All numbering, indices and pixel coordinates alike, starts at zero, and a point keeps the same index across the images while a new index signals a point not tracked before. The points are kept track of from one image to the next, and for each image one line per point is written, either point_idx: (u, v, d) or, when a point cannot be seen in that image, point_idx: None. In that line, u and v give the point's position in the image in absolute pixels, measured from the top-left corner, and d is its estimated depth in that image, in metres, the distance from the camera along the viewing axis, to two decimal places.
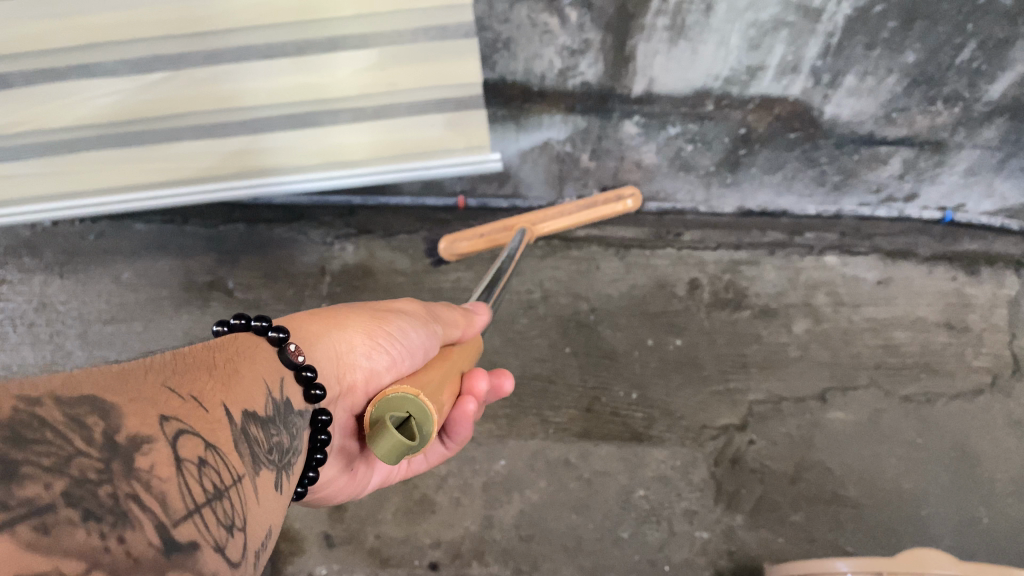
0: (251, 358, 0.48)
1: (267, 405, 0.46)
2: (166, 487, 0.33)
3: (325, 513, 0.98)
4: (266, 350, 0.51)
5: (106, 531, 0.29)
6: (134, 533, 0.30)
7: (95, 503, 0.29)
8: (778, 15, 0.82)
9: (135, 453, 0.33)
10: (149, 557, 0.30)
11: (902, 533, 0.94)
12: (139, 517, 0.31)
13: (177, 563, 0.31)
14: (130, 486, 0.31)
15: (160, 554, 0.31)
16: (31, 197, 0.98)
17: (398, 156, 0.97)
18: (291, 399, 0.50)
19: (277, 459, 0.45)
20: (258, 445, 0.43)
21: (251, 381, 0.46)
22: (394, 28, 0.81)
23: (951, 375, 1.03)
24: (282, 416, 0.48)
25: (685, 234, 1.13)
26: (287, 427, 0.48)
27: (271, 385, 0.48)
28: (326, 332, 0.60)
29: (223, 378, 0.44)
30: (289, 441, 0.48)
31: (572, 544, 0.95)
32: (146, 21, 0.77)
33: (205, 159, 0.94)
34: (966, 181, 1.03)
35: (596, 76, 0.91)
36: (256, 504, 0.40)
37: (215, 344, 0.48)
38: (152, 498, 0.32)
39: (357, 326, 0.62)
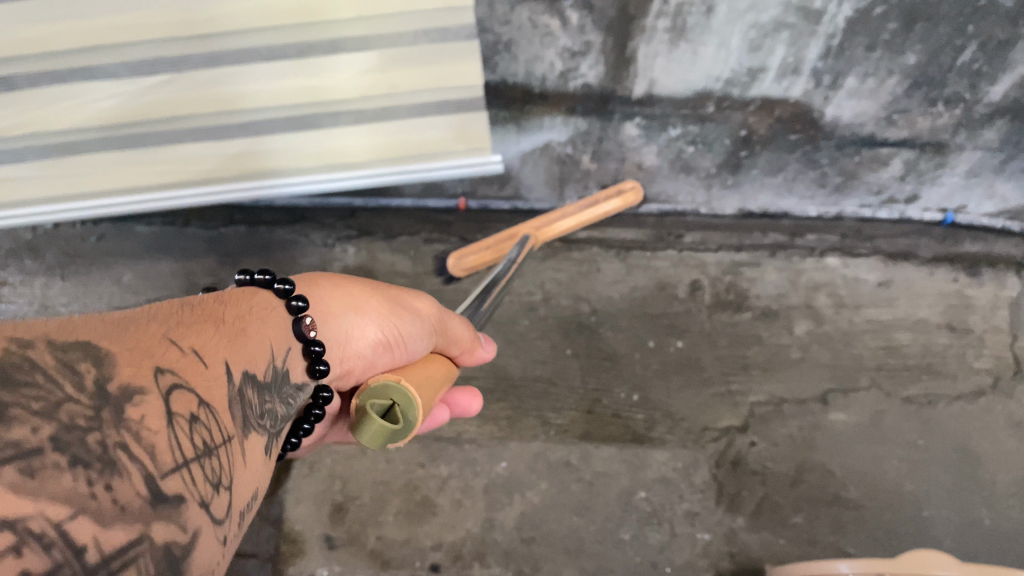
0: (262, 320, 0.48)
1: (265, 370, 0.46)
2: (156, 437, 0.33)
3: (326, 515, 0.98)
4: (280, 317, 0.51)
5: (95, 478, 0.30)
6: (122, 482, 0.31)
7: (83, 448, 0.30)
8: (779, 17, 0.82)
9: (126, 402, 0.33)
10: (135, 507, 0.31)
11: (904, 536, 0.94)
12: (127, 465, 0.32)
13: (162, 514, 0.32)
14: (120, 435, 0.32)
15: (147, 504, 0.32)
16: (33, 201, 0.98)
17: (401, 159, 0.97)
18: (289, 370, 0.50)
19: (269, 426, 0.46)
20: (250, 408, 0.43)
21: (254, 345, 0.46)
22: (393, 30, 0.81)
23: (952, 377, 1.03)
24: (279, 385, 0.48)
25: (686, 236, 1.13)
26: (281, 394, 0.49)
27: (275, 351, 0.48)
28: (340, 313, 0.59)
29: (226, 336, 0.44)
30: (281, 408, 0.49)
31: (573, 546, 0.95)
32: (147, 23, 0.77)
33: (205, 162, 0.94)
34: (967, 182, 1.03)
35: (597, 78, 0.91)
36: (243, 465, 0.41)
37: (217, 296, 0.48)
38: (141, 448, 0.32)
39: (373, 314, 0.61)
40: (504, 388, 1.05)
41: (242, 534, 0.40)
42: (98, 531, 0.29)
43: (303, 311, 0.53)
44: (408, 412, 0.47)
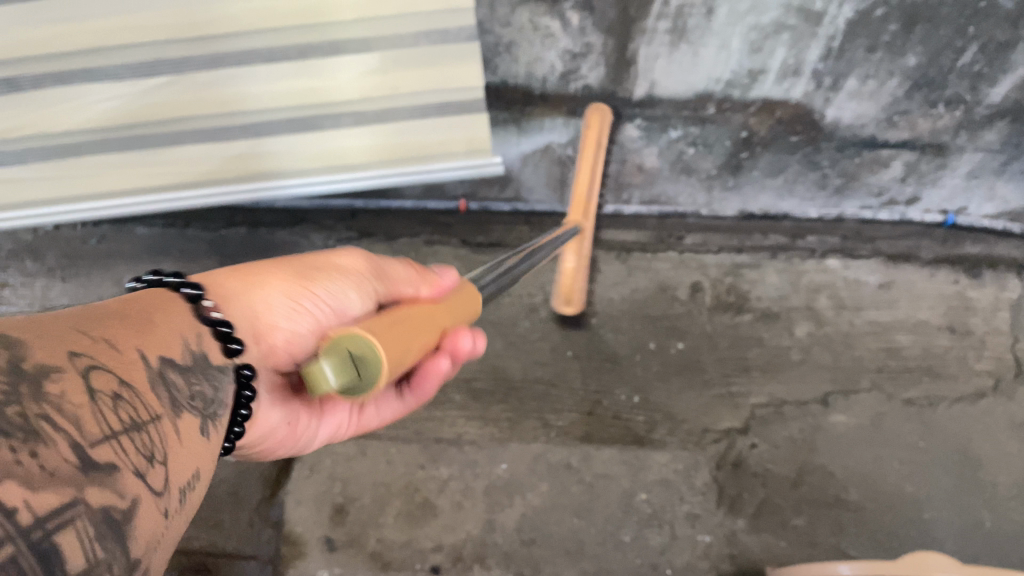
0: (164, 310, 0.45)
1: (184, 354, 0.44)
2: (81, 411, 0.33)
3: (326, 517, 0.98)
4: (182, 305, 0.47)
5: (20, 445, 0.29)
6: (49, 449, 0.30)
7: (5, 419, 0.29)
8: (780, 18, 0.82)
9: (43, 379, 0.32)
10: (65, 471, 0.30)
11: (905, 537, 0.94)
12: (53, 435, 0.31)
13: (95, 479, 0.32)
14: (41, 408, 0.31)
15: (78, 470, 0.31)
16: (36, 201, 0.99)
17: (406, 158, 0.97)
18: (207, 352, 0.47)
19: (200, 407, 0.44)
20: (175, 390, 0.42)
21: (164, 331, 0.44)
22: (394, 32, 0.81)
23: (953, 379, 1.03)
24: (201, 368, 0.46)
25: (686, 237, 1.12)
26: (209, 378, 0.46)
27: (189, 339, 0.45)
28: (245, 292, 0.55)
29: (138, 324, 0.42)
30: (212, 390, 0.46)
31: (574, 548, 0.95)
32: (146, 26, 0.78)
33: (207, 162, 0.94)
34: (968, 184, 1.03)
35: (597, 79, 0.92)
36: (176, 443, 0.40)
37: (128, 296, 0.46)
38: (67, 420, 0.32)
39: (280, 285, 0.57)
40: (504, 390, 1.04)
41: (183, 509, 0.39)
42: (28, 492, 0.28)
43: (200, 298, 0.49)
44: (360, 352, 0.37)
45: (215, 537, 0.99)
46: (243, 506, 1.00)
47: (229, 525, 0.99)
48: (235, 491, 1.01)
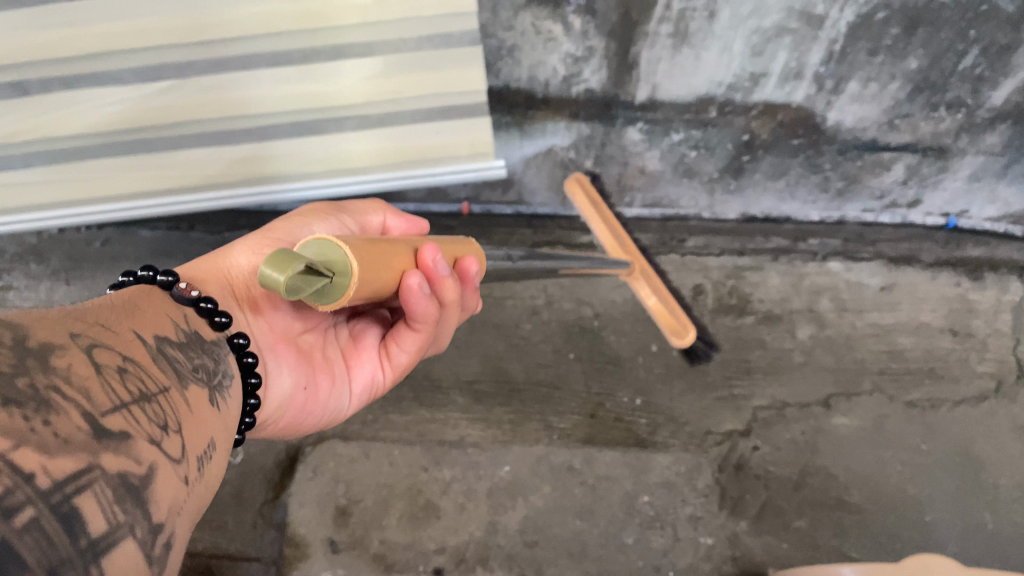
0: (147, 298, 0.46)
1: (179, 333, 0.45)
2: (88, 383, 0.33)
3: (329, 518, 0.97)
4: (160, 293, 0.48)
5: (32, 414, 0.28)
6: (61, 417, 0.30)
7: (16, 391, 0.29)
8: (781, 22, 0.82)
9: (50, 354, 0.32)
10: (78, 438, 0.30)
11: (907, 540, 0.94)
12: (63, 403, 0.30)
13: (109, 445, 0.31)
14: (50, 379, 0.31)
15: (91, 437, 0.30)
16: (40, 204, 0.99)
17: (410, 162, 0.98)
18: (199, 331, 0.48)
19: (206, 379, 0.44)
20: (179, 364, 0.42)
21: (155, 316, 0.44)
22: (397, 36, 0.81)
23: (955, 381, 1.04)
24: (198, 344, 0.46)
25: (688, 240, 1.15)
26: (208, 352, 0.47)
27: (176, 320, 0.46)
28: (213, 260, 0.58)
29: (130, 309, 0.43)
30: (213, 363, 0.47)
31: (576, 550, 0.94)
32: (152, 29, 0.77)
33: (213, 165, 0.95)
34: (969, 187, 1.04)
35: (600, 82, 0.92)
36: (189, 415, 0.40)
37: (117, 291, 0.46)
38: (76, 392, 0.31)
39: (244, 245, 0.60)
40: (507, 392, 1.05)
41: (203, 483, 0.39)
42: (44, 458, 0.27)
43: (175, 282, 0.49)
44: (313, 254, 0.41)
45: (219, 539, 0.99)
46: (247, 508, 1.00)
47: (233, 526, 0.99)
48: (238, 493, 1.01)
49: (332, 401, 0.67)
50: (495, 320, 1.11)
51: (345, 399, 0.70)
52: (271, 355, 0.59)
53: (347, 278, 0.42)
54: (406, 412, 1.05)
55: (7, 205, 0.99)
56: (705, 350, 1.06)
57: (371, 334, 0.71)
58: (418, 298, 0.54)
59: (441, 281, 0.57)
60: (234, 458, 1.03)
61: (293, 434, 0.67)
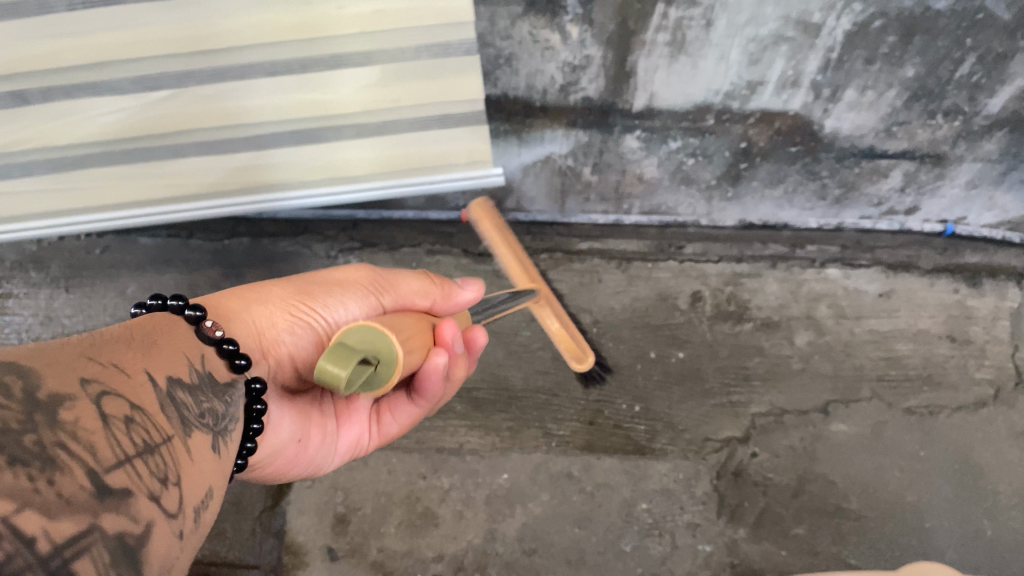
0: (168, 336, 0.47)
1: (189, 375, 0.45)
2: (94, 437, 0.33)
3: (328, 526, 0.98)
4: (183, 328, 0.49)
5: (36, 474, 0.29)
6: (65, 476, 0.30)
7: (22, 449, 0.30)
8: (778, 30, 0.80)
9: (57, 409, 0.33)
10: (81, 499, 0.30)
11: (906, 546, 0.94)
12: (68, 460, 0.31)
13: (111, 504, 0.32)
14: (56, 435, 0.32)
15: (93, 496, 0.31)
16: (43, 212, 1.00)
17: (410, 170, 0.99)
18: (213, 373, 0.49)
19: (210, 424, 0.45)
20: (186, 410, 0.43)
21: (167, 356, 0.45)
22: (395, 46, 0.80)
23: (953, 388, 1.04)
24: (210, 387, 0.47)
25: (687, 246, 1.16)
26: (219, 396, 0.48)
27: (190, 359, 0.47)
28: (248, 308, 0.60)
29: (146, 347, 0.44)
30: (219, 408, 0.47)
31: (575, 557, 0.94)
32: (151, 40, 0.76)
33: (210, 174, 0.96)
34: (967, 194, 1.05)
35: (597, 91, 0.91)
36: (190, 463, 0.40)
37: (129, 322, 0.47)
38: (81, 447, 0.32)
39: (282, 301, 0.62)
40: (506, 400, 1.05)
41: (200, 534, 0.39)
42: (45, 521, 0.28)
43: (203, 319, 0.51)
44: (362, 339, 0.49)
45: (218, 547, 0.99)
46: (247, 515, 1.00)
47: (232, 534, 1.00)
48: (236, 501, 1.01)
49: (318, 457, 0.69)
50: (495, 326, 1.10)
51: (329, 456, 0.72)
52: (277, 403, 0.61)
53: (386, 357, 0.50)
54: None
55: (10, 214, 1.00)
56: (599, 372, 1.05)
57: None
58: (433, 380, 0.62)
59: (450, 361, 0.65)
60: None
61: (271, 481, 0.68)
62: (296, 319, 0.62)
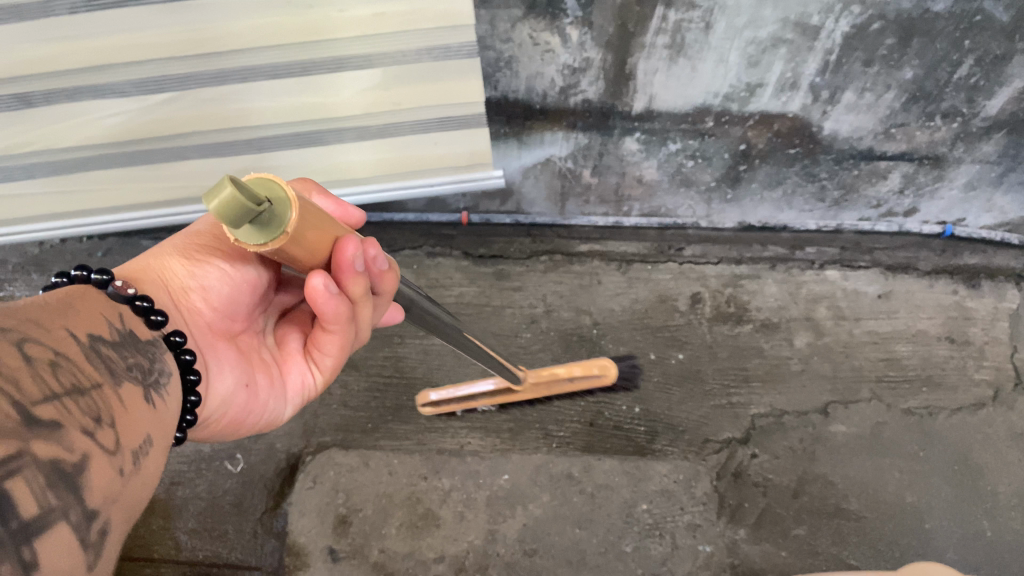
0: (84, 295, 0.47)
1: (114, 332, 0.45)
2: (18, 373, 0.34)
3: (329, 527, 0.98)
4: (97, 290, 0.48)
5: None
6: None
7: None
8: (777, 33, 0.80)
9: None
10: (8, 426, 0.31)
11: (906, 547, 0.94)
12: None
13: (40, 433, 0.32)
14: None
15: (20, 424, 0.31)
16: (43, 214, 1.01)
17: (408, 173, 1.00)
18: (134, 330, 0.48)
19: (141, 377, 0.45)
20: (114, 362, 0.43)
21: (91, 314, 0.45)
22: (396, 48, 0.80)
23: (952, 389, 1.04)
24: (133, 343, 0.47)
25: (686, 249, 1.17)
26: (143, 352, 0.47)
27: (113, 318, 0.47)
28: (144, 262, 0.59)
29: (71, 304, 0.44)
30: (149, 362, 0.47)
31: (575, 558, 0.94)
32: (152, 43, 0.76)
33: (211, 177, 0.97)
34: (965, 196, 1.06)
35: (597, 93, 0.92)
36: (124, 409, 0.41)
37: (55, 289, 0.46)
38: (5, 381, 0.32)
39: (172, 246, 0.61)
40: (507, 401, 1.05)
41: (143, 473, 0.40)
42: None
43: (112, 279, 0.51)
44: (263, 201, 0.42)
45: (219, 548, 0.99)
46: (247, 517, 1.01)
47: (233, 536, 1.00)
48: (238, 502, 1.02)
49: (270, 405, 0.67)
50: (495, 329, 1.11)
51: (282, 405, 0.69)
52: (211, 351, 0.61)
53: (290, 213, 0.42)
54: (405, 420, 1.05)
55: (11, 216, 1.00)
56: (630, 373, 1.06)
57: (292, 338, 0.71)
58: (326, 299, 0.54)
59: (353, 276, 0.55)
60: (235, 467, 1.04)
61: (233, 437, 0.66)
62: (194, 262, 0.60)
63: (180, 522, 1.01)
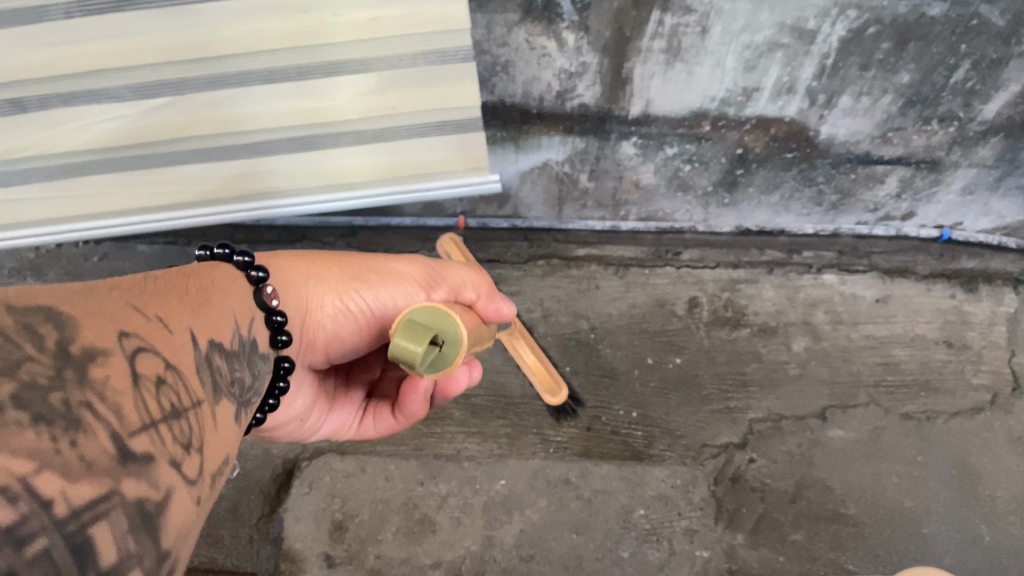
0: (225, 293, 0.53)
1: (233, 340, 0.50)
2: (122, 399, 0.35)
3: (326, 533, 0.97)
4: (241, 288, 0.55)
5: (60, 434, 0.31)
6: (89, 437, 0.32)
7: (48, 408, 0.31)
8: (773, 37, 0.80)
9: (89, 363, 0.35)
10: (102, 462, 0.32)
11: (903, 552, 0.94)
12: (93, 422, 0.33)
13: (131, 470, 0.34)
14: (84, 394, 0.34)
15: (114, 460, 0.33)
16: (39, 219, 1.00)
17: (407, 178, 1.00)
18: (255, 339, 0.54)
19: (234, 394, 0.48)
20: (217, 375, 0.46)
21: (217, 318, 0.49)
22: (393, 53, 0.80)
23: (950, 394, 1.04)
24: (246, 355, 0.52)
25: (684, 253, 1.17)
26: (248, 367, 0.52)
27: (238, 324, 0.52)
28: (304, 283, 0.65)
29: (191, 305, 0.47)
30: (250, 380, 0.52)
31: (572, 564, 0.94)
32: (148, 48, 0.76)
33: (207, 182, 0.97)
34: (962, 200, 1.05)
35: (594, 98, 0.91)
36: (213, 429, 0.43)
37: (173, 281, 0.49)
38: (108, 410, 0.34)
39: (334, 284, 0.67)
40: (504, 406, 1.05)
41: (215, 497, 0.42)
42: (64, 484, 0.30)
43: (263, 282, 0.58)
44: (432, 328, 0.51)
45: (215, 554, 0.99)
46: (244, 523, 1.00)
47: (229, 542, 0.99)
48: (235, 507, 1.01)
49: (311, 426, 0.80)
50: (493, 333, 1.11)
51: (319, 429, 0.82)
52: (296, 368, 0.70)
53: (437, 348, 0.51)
54: None
55: (7, 221, 1.00)
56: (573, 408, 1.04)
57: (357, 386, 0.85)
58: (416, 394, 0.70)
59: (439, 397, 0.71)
60: (231, 473, 1.04)
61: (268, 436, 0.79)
62: (341, 306, 0.67)
63: None
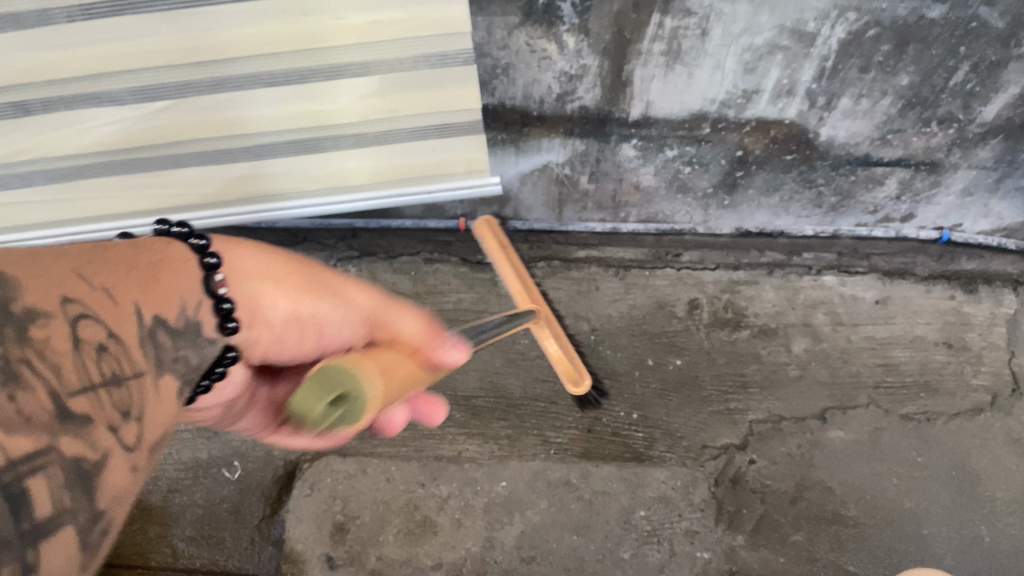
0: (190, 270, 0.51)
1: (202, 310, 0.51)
2: (62, 360, 0.36)
3: (326, 535, 0.97)
4: (192, 268, 0.51)
5: None
6: (24, 394, 0.33)
7: None
8: (773, 39, 0.80)
9: (31, 324, 0.36)
10: (38, 418, 0.33)
11: (903, 552, 0.94)
12: (29, 380, 0.34)
13: (68, 429, 0.35)
14: (23, 352, 0.34)
15: (50, 417, 0.34)
16: (41, 222, 1.01)
17: (408, 179, 1.00)
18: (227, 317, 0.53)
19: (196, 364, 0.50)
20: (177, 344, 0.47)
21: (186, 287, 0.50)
22: (394, 56, 0.80)
23: (950, 395, 1.04)
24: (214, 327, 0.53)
25: (684, 254, 1.18)
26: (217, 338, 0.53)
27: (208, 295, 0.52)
28: (257, 278, 0.56)
29: (154, 276, 0.48)
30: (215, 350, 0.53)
31: (573, 565, 0.94)
32: (147, 51, 0.76)
33: (208, 184, 0.97)
34: (962, 202, 1.06)
35: (594, 100, 0.92)
36: (166, 396, 0.44)
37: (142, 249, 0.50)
38: (46, 368, 0.35)
39: (294, 285, 0.58)
40: (504, 407, 1.05)
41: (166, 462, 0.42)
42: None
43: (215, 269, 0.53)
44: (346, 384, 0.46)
45: (216, 555, 0.99)
46: (245, 524, 1.01)
47: (231, 543, 0.99)
48: (236, 509, 1.01)
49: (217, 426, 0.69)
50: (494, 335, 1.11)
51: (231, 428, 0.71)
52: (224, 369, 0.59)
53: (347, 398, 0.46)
54: (403, 427, 1.04)
55: (9, 224, 1.00)
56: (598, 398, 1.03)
57: None
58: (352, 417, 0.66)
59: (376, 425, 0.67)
60: (233, 475, 1.03)
61: None
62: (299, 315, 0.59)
63: (179, 529, 1.01)
